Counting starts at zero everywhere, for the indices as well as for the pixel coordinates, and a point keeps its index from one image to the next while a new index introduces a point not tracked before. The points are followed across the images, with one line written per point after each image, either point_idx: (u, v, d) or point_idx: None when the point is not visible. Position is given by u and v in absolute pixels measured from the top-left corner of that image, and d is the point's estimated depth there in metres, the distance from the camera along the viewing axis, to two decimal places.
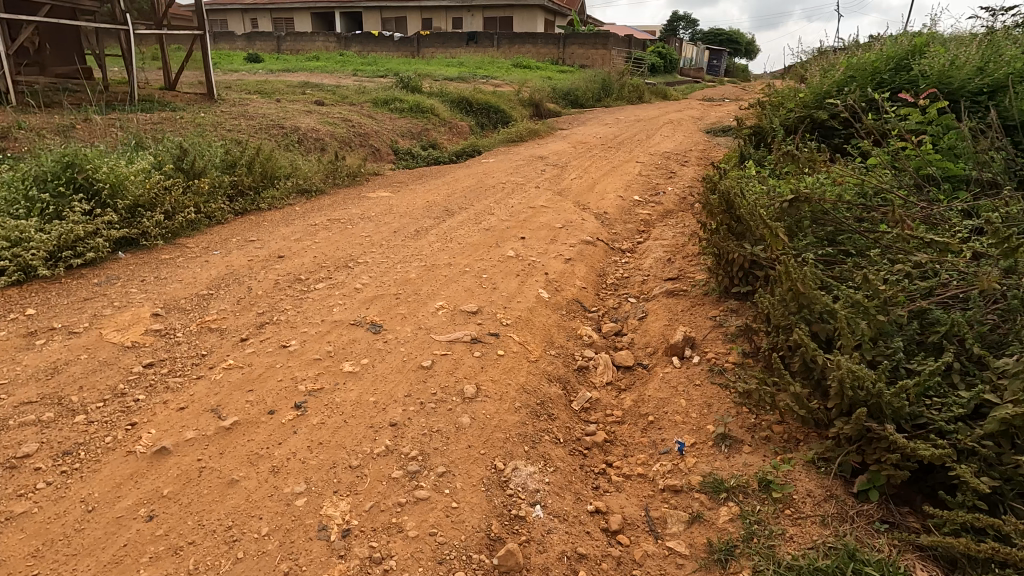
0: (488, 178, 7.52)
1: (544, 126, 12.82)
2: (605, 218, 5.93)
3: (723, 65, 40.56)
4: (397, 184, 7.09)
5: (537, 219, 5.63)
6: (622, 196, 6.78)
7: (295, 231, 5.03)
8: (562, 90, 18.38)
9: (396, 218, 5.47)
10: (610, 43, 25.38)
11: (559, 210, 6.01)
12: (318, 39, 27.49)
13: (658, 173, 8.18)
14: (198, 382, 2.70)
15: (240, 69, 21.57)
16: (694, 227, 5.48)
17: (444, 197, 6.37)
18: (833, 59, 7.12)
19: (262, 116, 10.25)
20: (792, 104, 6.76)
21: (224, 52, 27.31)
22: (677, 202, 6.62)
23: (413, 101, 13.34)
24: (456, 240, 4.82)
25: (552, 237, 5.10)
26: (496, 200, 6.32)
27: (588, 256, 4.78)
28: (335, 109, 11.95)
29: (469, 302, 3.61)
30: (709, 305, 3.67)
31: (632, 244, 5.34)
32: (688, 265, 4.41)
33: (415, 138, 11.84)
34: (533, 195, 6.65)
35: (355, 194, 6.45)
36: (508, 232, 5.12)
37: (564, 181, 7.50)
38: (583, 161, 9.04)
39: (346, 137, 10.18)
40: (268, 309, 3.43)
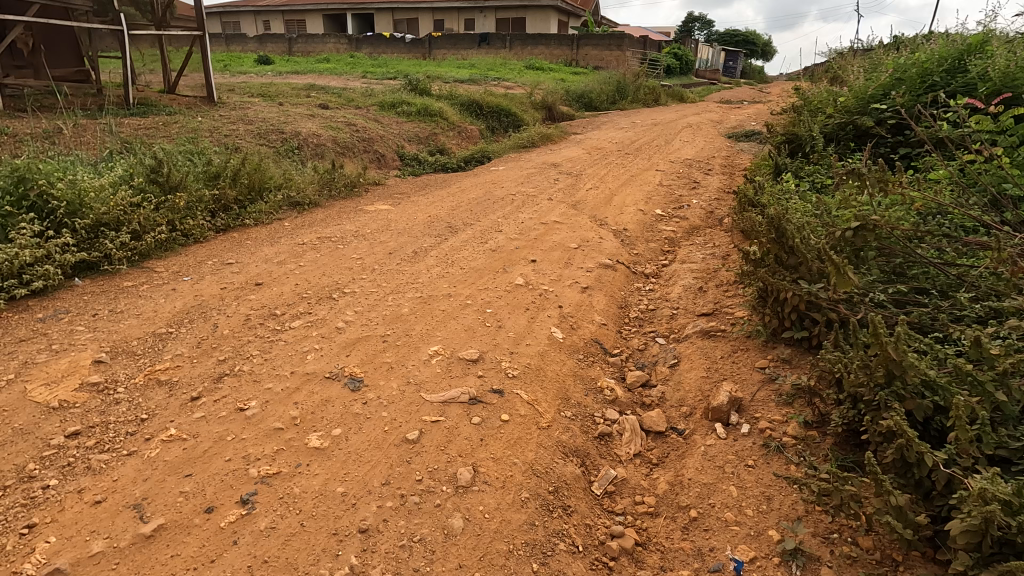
0: (497, 188, 6.97)
1: (557, 131, 12.27)
2: (625, 236, 5.35)
3: (739, 66, 39.72)
4: (398, 195, 6.57)
5: (549, 237, 5.07)
6: (642, 209, 6.21)
7: (280, 251, 4.51)
8: (575, 93, 17.81)
9: (394, 236, 4.95)
10: (624, 44, 24.75)
11: (574, 227, 5.45)
12: (328, 41, 27.17)
13: (680, 183, 7.59)
14: (126, 461, 2.17)
15: (250, 72, 21.35)
16: (726, 249, 4.88)
17: (447, 211, 5.84)
18: (876, 60, 6.48)
19: (262, 120, 9.82)
20: (831, 109, 6.14)
21: (235, 54, 27.14)
22: (703, 216, 6.04)
23: (420, 104, 12.84)
24: (458, 264, 4.29)
25: (566, 260, 4.54)
26: (504, 214, 5.77)
27: (607, 283, 4.21)
28: (339, 113, 11.50)
29: (469, 346, 3.05)
30: (754, 351, 3.09)
31: (656, 267, 4.76)
32: (724, 297, 3.83)
33: (422, 143, 11.35)
34: (545, 208, 6.09)
35: (351, 207, 5.93)
36: (517, 254, 4.57)
37: (578, 192, 6.94)
38: (598, 169, 8.46)
39: (349, 143, 9.70)
40: (231, 355, 2.91)
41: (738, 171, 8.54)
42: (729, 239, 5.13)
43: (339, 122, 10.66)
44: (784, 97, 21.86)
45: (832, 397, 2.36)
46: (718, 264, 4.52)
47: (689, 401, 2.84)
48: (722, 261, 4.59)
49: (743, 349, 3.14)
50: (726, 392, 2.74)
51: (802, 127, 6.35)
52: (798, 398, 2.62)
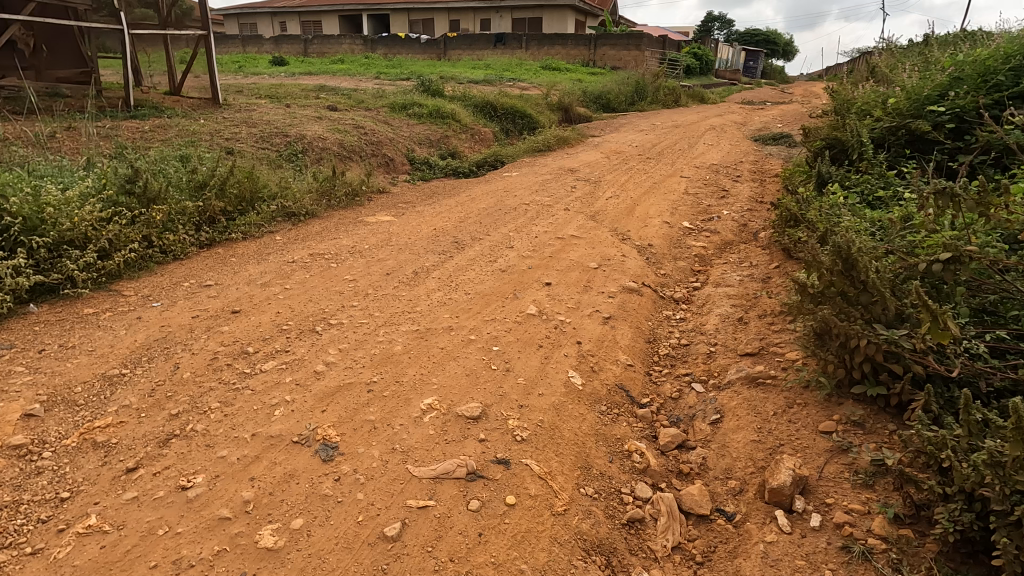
0: (509, 197, 6.48)
1: (574, 133, 11.77)
2: (650, 253, 4.82)
3: (760, 65, 38.89)
4: (402, 204, 6.10)
5: (566, 255, 4.56)
6: (668, 221, 5.67)
7: (266, 270, 4.07)
8: (593, 94, 17.27)
9: (394, 253, 4.48)
10: (643, 44, 24.11)
11: (593, 242, 4.93)
12: (343, 42, 26.95)
13: (707, 191, 7.03)
14: (27, 564, 1.72)
15: (265, 74, 21.20)
16: (766, 271, 4.33)
17: (455, 223, 5.36)
18: (927, 58, 5.89)
19: (267, 123, 9.46)
20: (879, 112, 5.56)
21: (250, 55, 27.05)
22: (736, 230, 5.49)
23: (432, 105, 12.41)
24: (463, 288, 3.80)
25: (585, 284, 4.02)
26: (516, 227, 5.28)
27: (632, 312, 3.69)
28: (348, 115, 11.12)
29: (469, 399, 2.55)
30: (816, 408, 2.55)
31: (686, 291, 4.22)
32: (771, 333, 3.29)
33: (433, 146, 10.93)
34: (561, 220, 5.58)
35: (351, 218, 5.48)
36: (530, 276, 4.07)
37: (597, 201, 6.42)
38: (618, 176, 7.93)
39: (357, 147, 9.31)
40: (185, 408, 2.44)
41: (769, 178, 7.94)
42: (769, 258, 4.58)
43: (347, 125, 10.28)
44: (811, 97, 21.07)
45: (935, 489, 1.82)
46: (758, 289, 3.98)
47: (738, 473, 2.31)
48: (763, 285, 4.05)
49: (801, 403, 2.60)
50: (787, 467, 2.21)
51: (845, 130, 5.77)
52: (880, 479, 2.08)
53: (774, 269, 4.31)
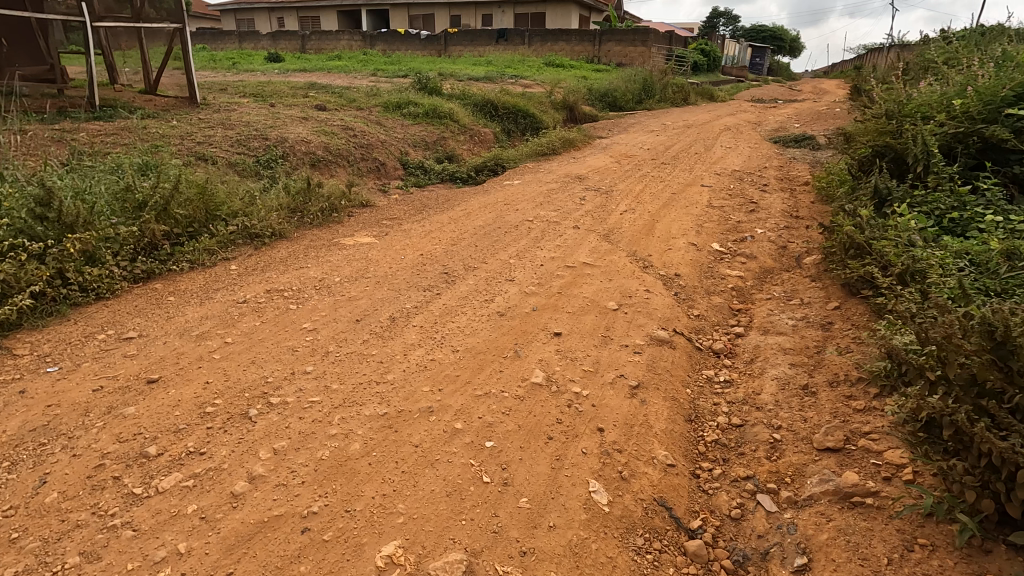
0: (509, 212, 5.70)
1: (580, 135, 10.98)
2: (677, 287, 4.03)
3: (767, 62, 38.01)
4: (387, 221, 5.32)
5: (576, 291, 3.77)
6: (694, 243, 4.88)
7: (207, 315, 3.29)
8: (599, 92, 16.49)
9: (369, 289, 3.70)
10: (650, 40, 23.25)
11: (609, 272, 4.15)
12: (342, 38, 26.28)
13: (733, 204, 6.24)
14: None
15: (258, 70, 20.47)
16: (823, 314, 3.53)
17: (446, 246, 4.58)
18: (996, 52, 5.09)
19: (246, 124, 8.70)
20: (944, 115, 4.75)
21: (245, 52, 26.29)
22: (774, 255, 4.70)
23: (428, 104, 11.64)
24: (450, 341, 3.01)
25: (604, 332, 3.24)
26: (518, 251, 4.51)
27: (665, 375, 2.90)
28: (338, 115, 10.35)
29: (448, 545, 1.78)
30: (953, 557, 1.76)
31: (727, 339, 3.43)
32: (853, 415, 2.49)
33: (428, 148, 10.20)
34: (570, 242, 4.81)
35: (324, 239, 4.70)
36: (534, 323, 3.29)
37: (609, 217, 5.64)
38: (631, 184, 7.14)
39: (344, 151, 8.58)
40: (28, 564, 1.66)
41: (799, 187, 7.13)
42: (823, 295, 3.79)
43: (335, 126, 9.50)
44: (824, 95, 20.21)
45: None
46: (821, 343, 3.19)
47: None
48: (825, 336, 3.26)
49: (926, 546, 1.81)
50: None
51: (899, 137, 4.97)
52: None
53: (834, 312, 3.52)
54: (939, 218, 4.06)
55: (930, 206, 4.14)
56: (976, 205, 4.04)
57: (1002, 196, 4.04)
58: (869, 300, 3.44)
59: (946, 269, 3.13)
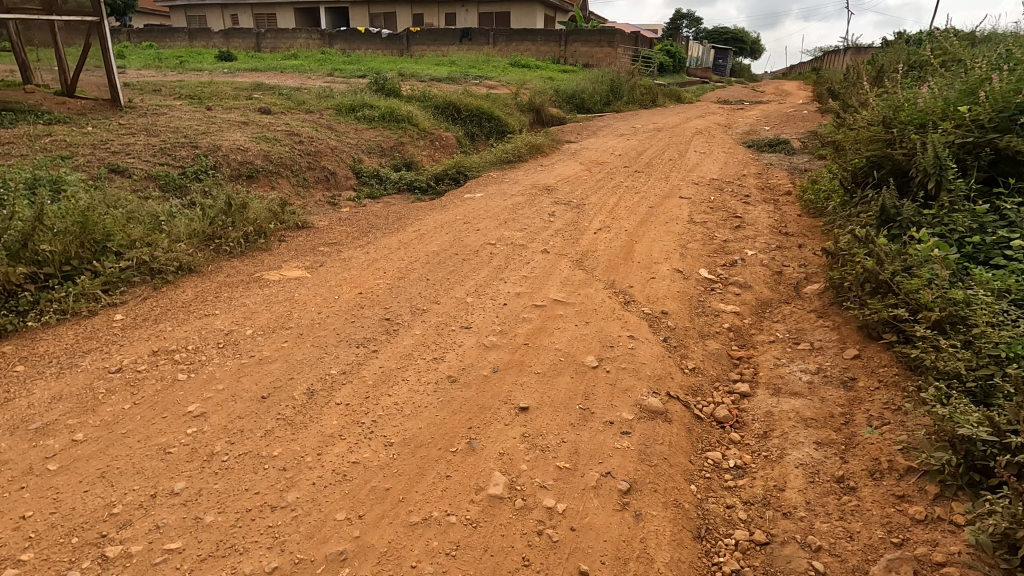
0: (469, 232, 5.01)
1: (547, 139, 10.37)
2: (666, 330, 3.40)
3: (730, 63, 38.28)
4: (325, 247, 4.57)
5: (547, 341, 3.10)
6: (679, 270, 4.28)
7: (61, 395, 2.51)
8: (565, 93, 15.96)
9: (287, 346, 2.95)
10: (616, 40, 22.89)
11: (585, 311, 3.50)
12: (299, 37, 25.13)
13: (716, 218, 5.70)
14: None
15: (206, 69, 19.25)
16: (841, 367, 2.96)
17: (391, 279, 3.86)
18: (1000, 53, 4.62)
19: (175, 130, 7.77)
20: (952, 122, 4.25)
21: (195, 50, 24.91)
22: (769, 283, 4.15)
23: (385, 107, 10.85)
24: (383, 428, 2.29)
25: (582, 402, 2.58)
26: (477, 285, 3.83)
27: (662, 467, 2.25)
28: (284, 118, 9.48)
29: None
30: None
31: (731, 401, 2.81)
32: (914, 533, 1.89)
33: (384, 155, 9.47)
34: (538, 271, 4.15)
35: (244, 274, 3.92)
36: (493, 393, 2.60)
37: (582, 239, 5.01)
38: (604, 196, 6.55)
39: (288, 161, 7.81)
40: None
41: (782, 198, 6.66)
42: (836, 339, 3.22)
43: (279, 132, 8.64)
44: (790, 97, 20.15)
45: None
46: (847, 410, 2.60)
47: None
48: (850, 400, 2.67)
49: None
50: None
51: (900, 146, 4.48)
52: None
53: (854, 364, 2.95)
54: (957, 243, 3.56)
55: (946, 227, 3.63)
56: (997, 228, 3.56)
57: None
58: (895, 349, 2.88)
59: (993, 316, 2.59)
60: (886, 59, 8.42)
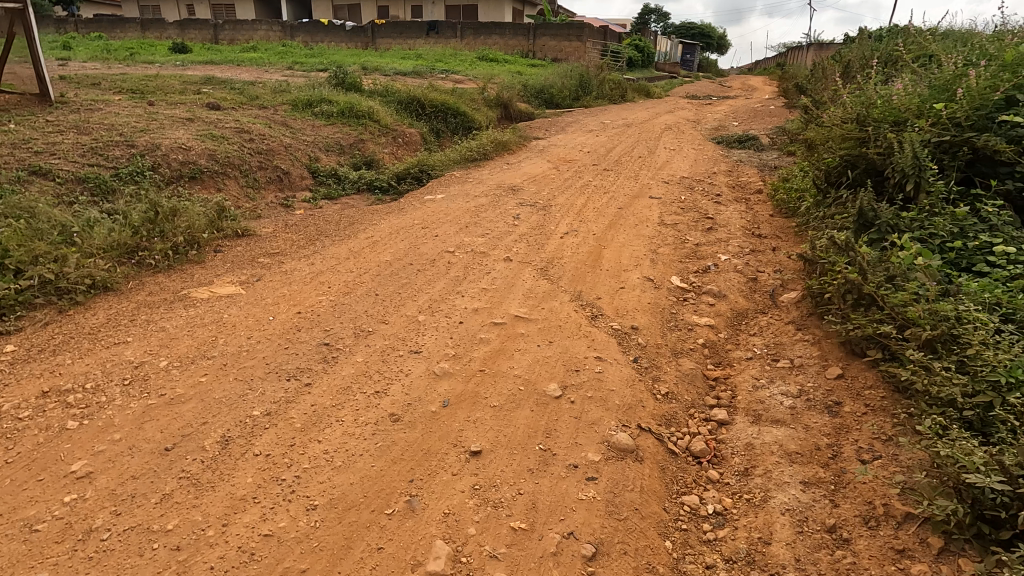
0: (426, 239, 4.66)
1: (514, 136, 10.04)
2: (636, 348, 3.12)
3: (698, 59, 38.51)
4: (265, 257, 4.15)
5: (506, 367, 2.78)
6: (649, 279, 4.01)
7: None
8: (534, 88, 15.64)
9: (206, 381, 2.57)
10: (585, 34, 22.64)
11: (548, 329, 3.21)
12: (258, 28, 24.17)
13: (687, 220, 5.47)
14: None
15: (158, 61, 18.31)
16: (824, 388, 2.73)
17: (336, 295, 3.50)
18: (974, 48, 4.48)
19: (110, 127, 7.18)
20: (928, 119, 4.08)
21: (147, 41, 23.75)
22: (744, 291, 3.92)
23: (344, 102, 10.36)
24: (306, 486, 1.95)
25: (543, 441, 2.28)
26: (431, 300, 3.49)
27: (632, 521, 1.97)
28: (234, 114, 8.92)
29: None
30: None
31: (708, 431, 2.55)
32: None
33: (343, 153, 9.00)
34: (499, 282, 3.84)
35: (168, 292, 3.49)
36: (441, 433, 2.27)
37: (547, 244, 4.71)
38: (571, 197, 6.27)
39: (236, 160, 7.30)
40: None
41: (753, 197, 6.49)
42: (817, 356, 2.99)
43: (227, 129, 8.09)
44: (757, 92, 20.23)
45: None
46: (834, 441, 2.36)
47: None
48: (836, 429, 2.44)
49: None
50: None
51: (875, 145, 4.31)
52: None
53: (838, 385, 2.72)
54: (938, 249, 3.38)
55: (927, 232, 3.45)
56: (978, 232, 3.39)
57: (1006, 220, 3.42)
58: (881, 368, 2.66)
59: (986, 335, 2.38)
60: (853, 55, 8.36)
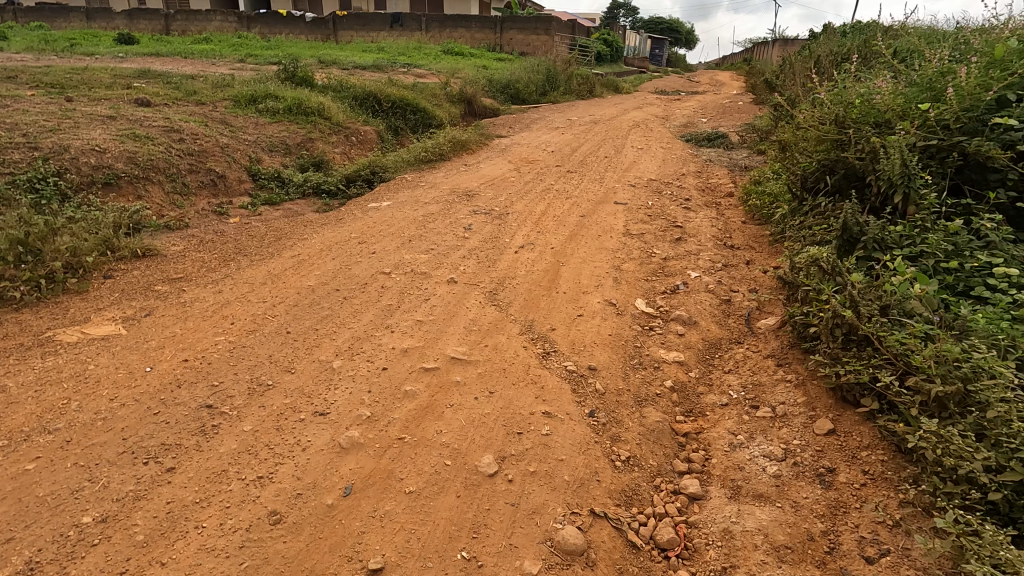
0: (361, 256, 4.10)
1: (475, 134, 9.49)
2: (593, 395, 2.64)
3: (666, 54, 38.41)
4: (164, 283, 3.53)
5: (432, 431, 2.26)
6: (611, 303, 3.53)
7: None
8: (499, 84, 15.08)
9: (33, 469, 1.98)
10: (553, 28, 22.16)
11: (490, 375, 2.70)
12: (213, 19, 22.96)
13: (655, 229, 5.03)
14: None
15: (99, 53, 17.09)
16: (813, 447, 2.30)
17: (236, 335, 2.92)
18: (957, 44, 4.13)
19: (12, 126, 6.36)
20: (914, 121, 3.70)
21: (91, 31, 22.30)
22: (716, 315, 3.47)
23: (292, 98, 9.64)
24: None
25: (467, 546, 1.79)
26: (352, 338, 2.93)
27: None
28: (164, 111, 8.14)
29: None
30: None
31: (679, 510, 2.08)
32: None
33: (288, 153, 8.32)
34: (438, 311, 3.31)
35: (28, 335, 2.86)
36: (335, 542, 1.76)
37: (499, 261, 4.19)
38: (531, 202, 5.78)
39: (161, 162, 6.57)
40: None
41: (724, 201, 6.09)
42: (803, 402, 2.55)
43: (154, 128, 7.32)
44: (725, 88, 20.09)
45: None
46: (829, 527, 1.92)
47: None
48: (831, 508, 2.00)
49: None
50: None
51: (855, 148, 3.91)
52: None
53: (829, 444, 2.29)
54: (932, 270, 2.99)
55: (918, 249, 3.06)
56: (974, 250, 3.02)
57: (1004, 235, 3.05)
58: (880, 424, 2.23)
59: (1007, 391, 1.97)
60: (823, 50, 8.06)
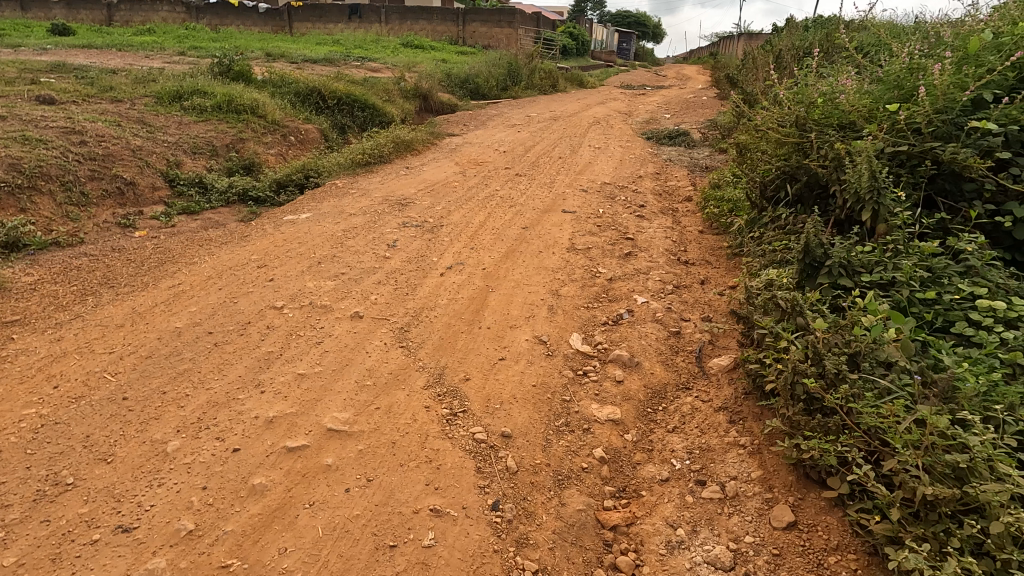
0: (255, 285, 3.48)
1: (424, 133, 8.86)
2: (501, 476, 2.11)
3: (634, 47, 38.07)
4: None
5: (273, 552, 1.74)
6: (541, 341, 3.00)
7: None
8: (458, 78, 14.40)
9: None
10: (516, 21, 21.49)
11: (371, 452, 2.13)
12: (159, 9, 21.70)
13: (603, 242, 4.52)
14: None
15: (27, 44, 15.84)
16: (770, 548, 1.82)
17: (53, 406, 2.29)
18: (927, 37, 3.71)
19: None
20: (882, 124, 3.26)
21: (23, 21, 20.78)
22: (662, 352, 2.97)
23: (222, 94, 8.84)
24: None
25: None
26: (206, 405, 2.33)
27: None
28: (70, 110, 7.32)
29: None
30: None
31: None
32: None
33: (213, 154, 7.55)
34: (328, 359, 2.72)
35: None
36: None
37: (420, 287, 3.62)
38: (470, 212, 5.21)
39: (53, 169, 5.79)
40: None
41: (682, 207, 5.63)
42: (759, 479, 2.06)
43: (51, 129, 6.51)
44: (691, 82, 19.76)
45: None
46: None
47: None
48: None
49: None
50: None
51: (818, 155, 3.45)
52: None
53: (789, 544, 1.81)
54: (906, 303, 2.54)
55: (890, 277, 2.61)
56: (954, 278, 2.58)
57: (987, 259, 2.62)
58: (853, 520, 1.76)
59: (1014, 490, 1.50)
60: (785, 44, 7.66)
